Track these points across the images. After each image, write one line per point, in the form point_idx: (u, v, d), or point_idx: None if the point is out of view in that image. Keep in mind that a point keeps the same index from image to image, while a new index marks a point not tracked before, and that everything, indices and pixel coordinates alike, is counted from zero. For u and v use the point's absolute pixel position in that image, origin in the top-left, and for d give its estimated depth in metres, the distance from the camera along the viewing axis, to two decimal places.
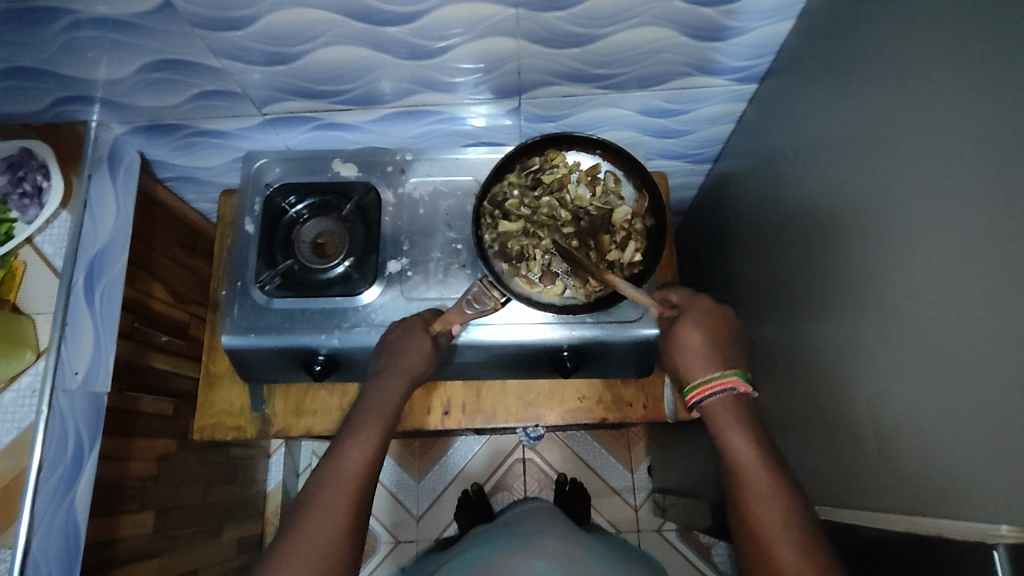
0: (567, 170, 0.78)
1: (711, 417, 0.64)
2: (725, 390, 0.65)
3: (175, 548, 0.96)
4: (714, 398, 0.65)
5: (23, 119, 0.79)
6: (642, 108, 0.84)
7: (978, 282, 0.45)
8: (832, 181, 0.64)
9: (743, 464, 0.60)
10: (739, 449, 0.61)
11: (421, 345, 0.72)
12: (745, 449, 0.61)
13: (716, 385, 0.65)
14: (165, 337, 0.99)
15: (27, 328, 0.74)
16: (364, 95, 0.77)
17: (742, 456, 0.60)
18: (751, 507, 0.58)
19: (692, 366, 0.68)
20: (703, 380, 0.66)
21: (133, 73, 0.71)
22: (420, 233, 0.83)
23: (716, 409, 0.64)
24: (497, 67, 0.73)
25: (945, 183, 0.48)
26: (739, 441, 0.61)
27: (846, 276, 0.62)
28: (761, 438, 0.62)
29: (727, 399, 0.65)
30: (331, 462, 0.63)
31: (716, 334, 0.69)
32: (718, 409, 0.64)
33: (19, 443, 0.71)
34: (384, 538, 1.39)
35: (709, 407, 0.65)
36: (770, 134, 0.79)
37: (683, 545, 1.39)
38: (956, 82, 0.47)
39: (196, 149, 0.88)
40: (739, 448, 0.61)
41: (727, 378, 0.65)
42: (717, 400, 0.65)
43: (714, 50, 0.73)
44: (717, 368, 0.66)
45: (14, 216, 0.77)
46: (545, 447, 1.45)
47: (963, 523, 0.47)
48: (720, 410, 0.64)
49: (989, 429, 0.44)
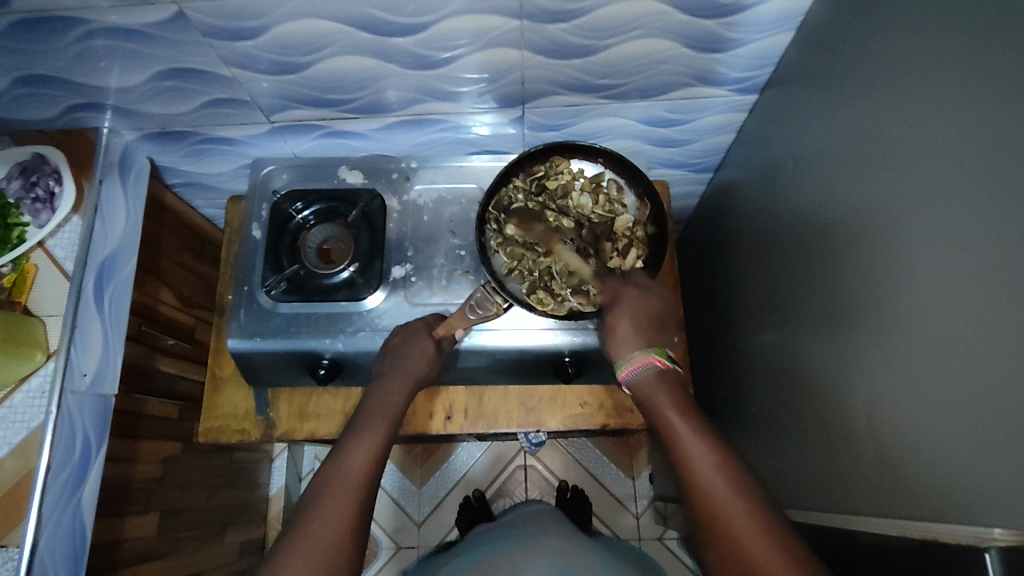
0: (571, 177, 0.79)
1: (646, 403, 0.64)
2: (647, 368, 0.65)
3: (178, 551, 0.96)
4: (637, 375, 0.66)
5: (37, 124, 0.81)
6: (644, 118, 0.85)
7: (975, 292, 0.45)
8: (831, 188, 0.65)
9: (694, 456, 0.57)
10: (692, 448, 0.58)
11: (424, 349, 0.74)
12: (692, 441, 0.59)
13: (635, 364, 0.66)
14: (172, 340, 1.00)
15: (38, 330, 0.75)
16: (371, 104, 0.78)
17: (691, 449, 0.58)
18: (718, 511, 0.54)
19: (620, 350, 0.68)
20: (623, 361, 0.67)
21: (145, 81, 0.73)
22: (425, 239, 0.85)
23: (641, 388, 0.65)
24: (502, 77, 0.74)
25: (945, 193, 0.48)
26: (690, 441, 0.59)
27: (845, 282, 0.62)
28: (702, 425, 0.60)
29: (652, 377, 0.65)
30: (337, 463, 0.63)
31: (644, 319, 0.69)
32: (645, 389, 0.64)
33: (29, 442, 0.72)
34: (385, 543, 1.39)
35: (638, 388, 0.65)
36: (771, 144, 0.80)
37: (684, 553, 1.38)
38: (952, 95, 0.48)
39: (204, 156, 0.90)
40: (686, 439, 0.59)
41: (646, 356, 0.66)
42: (641, 378, 0.65)
43: (715, 61, 0.74)
44: (639, 346, 0.67)
45: (26, 220, 0.78)
46: (547, 454, 1.45)
47: (956, 526, 0.47)
48: (647, 391, 0.64)
49: (985, 435, 0.44)
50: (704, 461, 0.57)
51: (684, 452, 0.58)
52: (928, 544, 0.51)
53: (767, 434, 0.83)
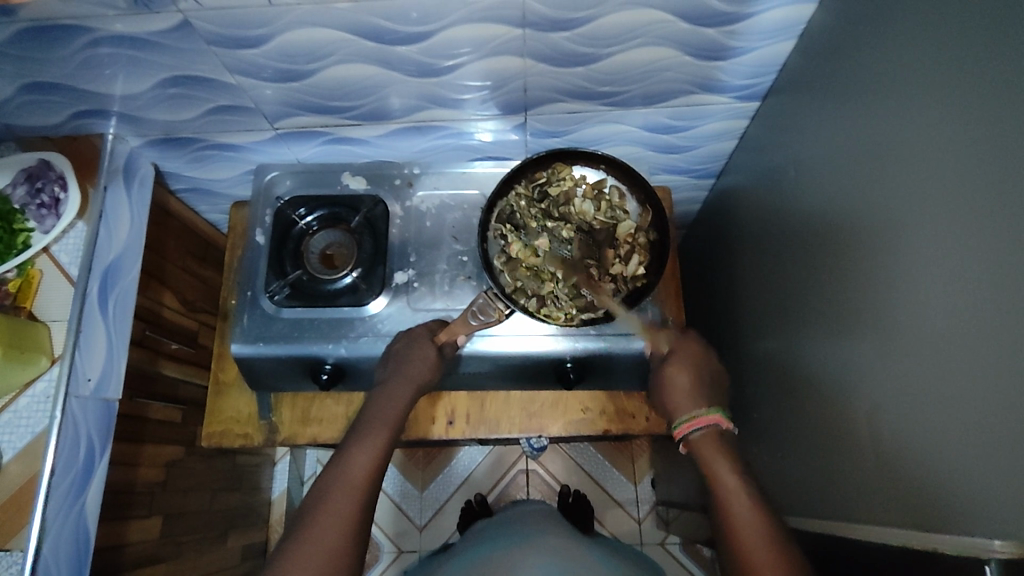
0: (573, 183, 0.79)
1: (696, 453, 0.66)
2: (708, 426, 0.67)
3: (180, 554, 0.97)
4: (698, 432, 0.67)
5: (41, 130, 0.81)
6: (646, 124, 0.85)
7: (976, 303, 0.45)
8: (832, 197, 0.65)
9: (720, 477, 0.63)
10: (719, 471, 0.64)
11: (427, 355, 0.73)
12: (735, 491, 0.61)
13: (697, 423, 0.67)
14: (175, 344, 1.01)
15: (42, 334, 0.75)
16: (374, 111, 0.79)
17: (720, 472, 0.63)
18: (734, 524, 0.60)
19: (677, 407, 0.70)
20: (685, 418, 0.69)
21: (150, 89, 0.73)
22: (427, 245, 0.85)
23: (697, 444, 0.67)
24: (504, 84, 0.74)
25: (946, 205, 0.48)
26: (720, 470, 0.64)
27: (847, 292, 0.62)
28: (750, 482, 0.62)
29: (711, 434, 0.67)
30: (341, 465, 0.64)
31: (701, 377, 0.72)
32: (700, 443, 0.66)
33: (33, 447, 0.73)
34: (387, 547, 1.39)
35: (693, 443, 0.67)
36: (772, 151, 0.80)
37: (686, 559, 1.38)
38: (952, 107, 0.48)
39: (208, 162, 0.90)
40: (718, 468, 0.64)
41: (711, 416, 0.67)
42: (699, 437, 0.67)
43: (717, 69, 0.74)
44: (702, 406, 0.69)
45: (32, 226, 0.79)
46: (549, 458, 1.46)
47: (959, 538, 0.47)
48: (704, 445, 0.66)
49: (987, 447, 0.44)
50: (737, 497, 0.61)
51: (722, 494, 0.62)
52: (930, 556, 0.50)
53: (768, 441, 0.83)
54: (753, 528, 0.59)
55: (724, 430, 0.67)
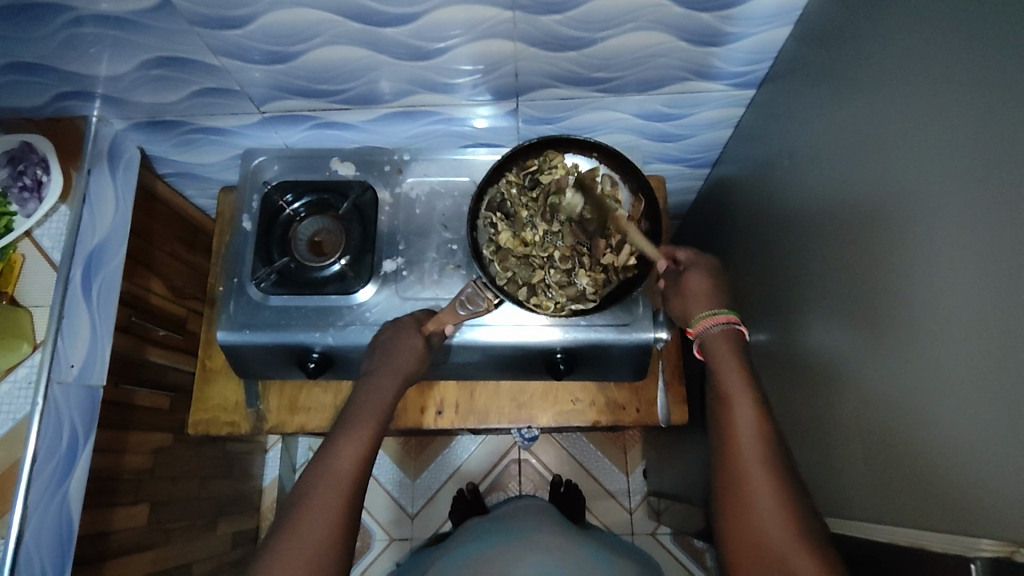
0: (565, 171, 0.77)
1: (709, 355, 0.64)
2: (723, 325, 0.65)
3: (168, 541, 0.96)
4: (713, 330, 0.65)
5: (25, 112, 0.80)
6: (640, 112, 0.84)
7: (971, 299, 0.44)
8: (827, 185, 0.64)
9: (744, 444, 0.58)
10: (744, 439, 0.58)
11: (414, 345, 0.73)
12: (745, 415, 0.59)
13: (715, 318, 0.65)
14: (163, 331, 1.00)
15: (25, 319, 0.74)
16: (363, 95, 0.77)
17: (744, 442, 0.58)
18: (756, 516, 0.54)
19: (690, 306, 0.68)
20: (701, 314, 0.66)
21: (133, 69, 0.72)
22: (416, 233, 0.84)
23: (711, 345, 0.64)
24: (495, 69, 0.73)
25: (942, 196, 0.47)
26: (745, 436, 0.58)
27: (841, 280, 0.61)
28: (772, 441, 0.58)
29: (724, 334, 0.64)
30: (325, 462, 0.62)
31: (722, 283, 0.69)
32: (715, 345, 0.64)
33: (15, 434, 0.72)
34: (378, 535, 1.39)
35: (708, 342, 0.65)
36: (767, 140, 0.79)
37: (677, 548, 1.39)
38: (951, 94, 0.47)
39: (194, 146, 0.89)
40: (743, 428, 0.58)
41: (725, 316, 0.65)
42: (715, 335, 0.65)
43: (712, 55, 0.73)
44: (715, 305, 0.66)
45: (13, 209, 0.77)
46: (542, 448, 1.45)
47: (946, 536, 0.46)
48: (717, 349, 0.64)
49: (979, 443, 0.43)
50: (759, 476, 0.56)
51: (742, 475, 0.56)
52: (915, 552, 0.50)
53: None
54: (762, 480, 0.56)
55: (741, 332, 0.65)
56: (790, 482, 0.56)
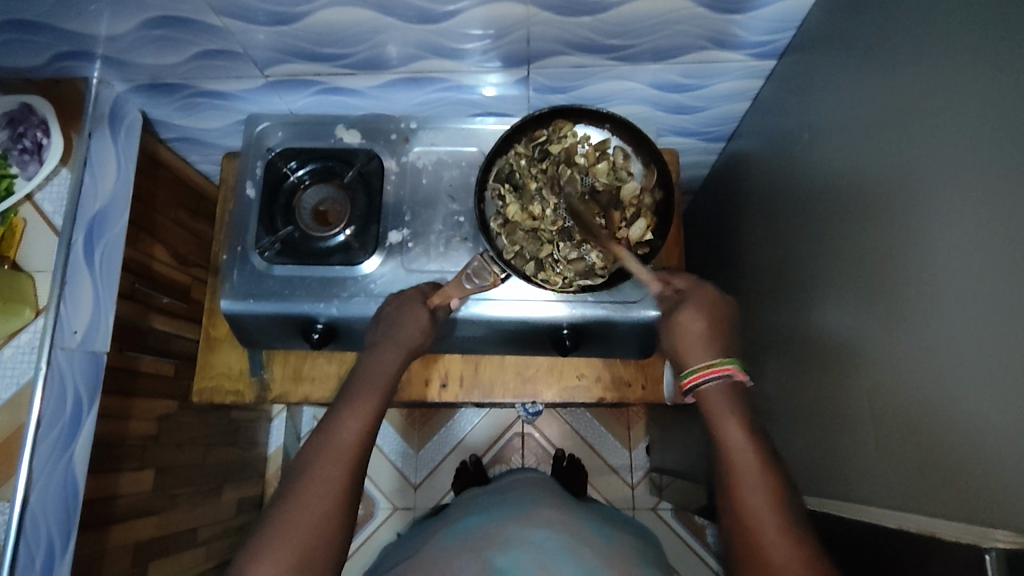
0: (575, 141, 0.75)
1: (704, 407, 0.61)
2: (720, 377, 0.61)
3: (174, 506, 0.98)
4: (709, 383, 0.62)
5: (24, 72, 0.78)
6: (655, 82, 0.81)
7: (991, 282, 0.43)
8: (848, 162, 0.62)
9: (734, 447, 0.58)
10: (733, 441, 0.58)
11: (419, 318, 0.71)
12: (741, 443, 0.58)
13: (709, 372, 0.62)
14: (166, 298, 0.99)
15: (27, 286, 0.74)
16: (370, 59, 0.75)
17: (736, 447, 0.58)
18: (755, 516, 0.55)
19: (688, 353, 0.65)
20: (696, 367, 0.63)
21: (133, 30, 0.69)
22: (423, 204, 0.82)
23: (708, 398, 0.61)
24: (506, 34, 0.70)
25: (967, 176, 0.45)
26: (732, 442, 0.58)
27: (857, 262, 0.59)
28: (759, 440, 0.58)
29: (721, 387, 0.61)
30: (328, 432, 0.62)
31: (719, 321, 0.65)
32: (712, 395, 0.61)
33: (19, 397, 0.73)
34: (383, 504, 1.41)
35: (702, 397, 0.62)
36: (786, 114, 0.76)
37: (676, 524, 1.40)
38: (983, 68, 0.44)
39: (198, 110, 0.87)
40: (730, 435, 0.59)
41: (723, 366, 0.62)
42: (710, 389, 0.62)
43: (732, 23, 0.69)
44: (714, 354, 0.63)
45: (14, 171, 0.76)
46: (545, 422, 1.45)
47: (958, 525, 0.46)
48: (714, 400, 0.61)
49: (999, 432, 0.42)
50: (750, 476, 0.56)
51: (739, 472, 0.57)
52: (925, 541, 0.49)
53: (766, 413, 0.82)
54: (755, 480, 0.56)
55: (737, 381, 0.62)
56: (781, 482, 0.56)
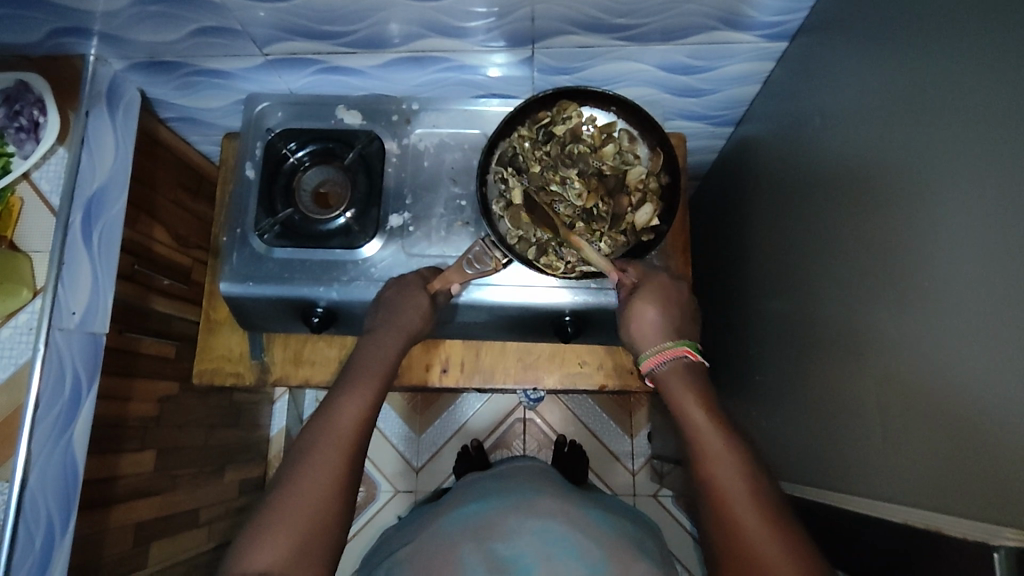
0: (580, 122, 0.73)
1: (662, 390, 0.61)
2: (675, 359, 0.62)
3: (175, 487, 0.98)
4: (664, 366, 0.62)
5: (21, 49, 0.77)
6: (663, 63, 0.79)
7: (1008, 274, 0.41)
8: (859, 148, 0.60)
9: (703, 435, 0.57)
10: (704, 429, 0.57)
11: (419, 304, 0.71)
12: (708, 430, 0.57)
13: (663, 356, 0.62)
14: (167, 280, 0.99)
15: (25, 266, 0.74)
16: (371, 37, 0.73)
17: (705, 435, 0.57)
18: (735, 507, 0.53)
19: (646, 339, 0.65)
20: (650, 351, 0.64)
21: (129, 6, 0.68)
22: (424, 187, 0.81)
23: (664, 379, 0.62)
24: (510, 12, 0.68)
25: (985, 163, 0.44)
26: (701, 428, 0.57)
27: (867, 251, 0.58)
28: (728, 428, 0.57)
29: (677, 368, 0.62)
30: (328, 417, 0.61)
31: (670, 308, 0.66)
32: (669, 378, 0.61)
33: (17, 377, 0.72)
34: (383, 487, 1.42)
35: (658, 379, 0.62)
36: (797, 97, 0.74)
37: (677, 511, 1.40)
38: (1003, 51, 0.42)
39: (197, 89, 0.86)
40: (698, 423, 0.58)
41: (678, 348, 0.62)
42: (665, 372, 0.62)
43: (744, 3, 0.67)
44: (667, 338, 0.64)
45: (11, 150, 0.75)
46: (547, 408, 1.45)
47: (966, 522, 0.45)
48: (673, 381, 0.61)
49: (1012, 429, 0.41)
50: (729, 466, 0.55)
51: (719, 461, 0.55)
52: (930, 536, 0.48)
53: (771, 402, 0.81)
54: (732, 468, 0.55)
55: (693, 362, 0.62)
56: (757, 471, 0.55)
